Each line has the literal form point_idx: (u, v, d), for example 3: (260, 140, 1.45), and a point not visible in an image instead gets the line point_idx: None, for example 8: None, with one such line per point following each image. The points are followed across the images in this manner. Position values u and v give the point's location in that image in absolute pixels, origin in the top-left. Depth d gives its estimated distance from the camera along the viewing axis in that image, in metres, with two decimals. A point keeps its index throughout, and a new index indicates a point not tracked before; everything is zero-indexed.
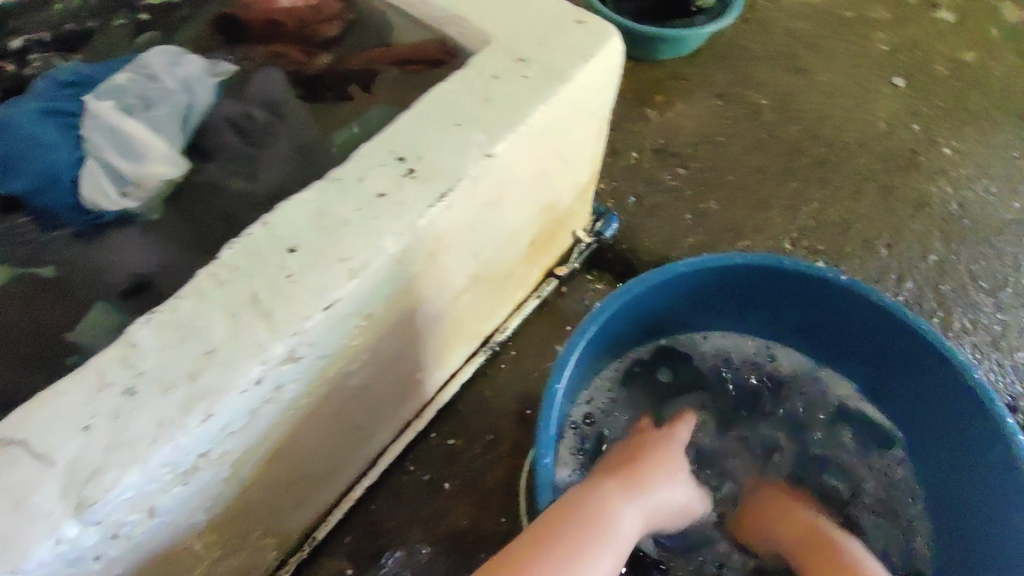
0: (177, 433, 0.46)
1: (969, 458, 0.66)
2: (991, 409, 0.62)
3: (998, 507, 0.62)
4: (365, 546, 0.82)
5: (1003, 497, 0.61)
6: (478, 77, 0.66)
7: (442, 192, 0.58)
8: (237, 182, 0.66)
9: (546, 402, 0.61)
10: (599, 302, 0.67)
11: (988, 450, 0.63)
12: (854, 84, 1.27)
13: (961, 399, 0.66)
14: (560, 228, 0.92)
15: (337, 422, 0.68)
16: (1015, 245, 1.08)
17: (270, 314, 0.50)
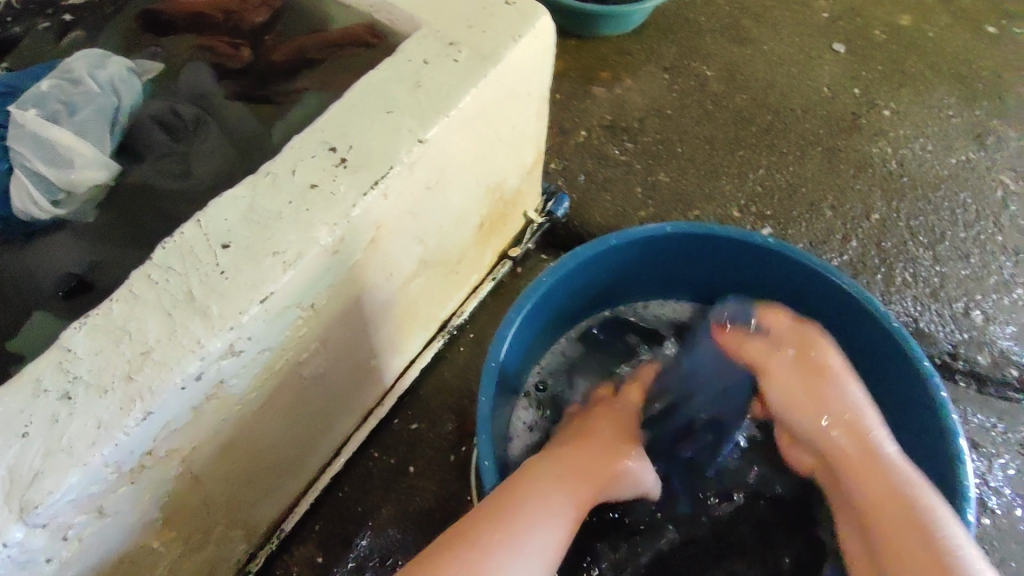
0: (117, 435, 0.47)
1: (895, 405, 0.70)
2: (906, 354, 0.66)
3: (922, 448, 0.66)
4: (334, 533, 0.83)
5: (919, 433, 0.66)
6: (408, 63, 0.66)
7: (375, 180, 0.59)
8: (171, 182, 0.66)
9: (485, 377, 0.64)
10: (534, 279, 0.69)
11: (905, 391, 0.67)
12: (796, 52, 1.29)
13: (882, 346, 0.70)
14: (510, 210, 0.93)
15: (293, 415, 0.69)
16: (953, 199, 1.12)
17: (206, 311, 0.51)
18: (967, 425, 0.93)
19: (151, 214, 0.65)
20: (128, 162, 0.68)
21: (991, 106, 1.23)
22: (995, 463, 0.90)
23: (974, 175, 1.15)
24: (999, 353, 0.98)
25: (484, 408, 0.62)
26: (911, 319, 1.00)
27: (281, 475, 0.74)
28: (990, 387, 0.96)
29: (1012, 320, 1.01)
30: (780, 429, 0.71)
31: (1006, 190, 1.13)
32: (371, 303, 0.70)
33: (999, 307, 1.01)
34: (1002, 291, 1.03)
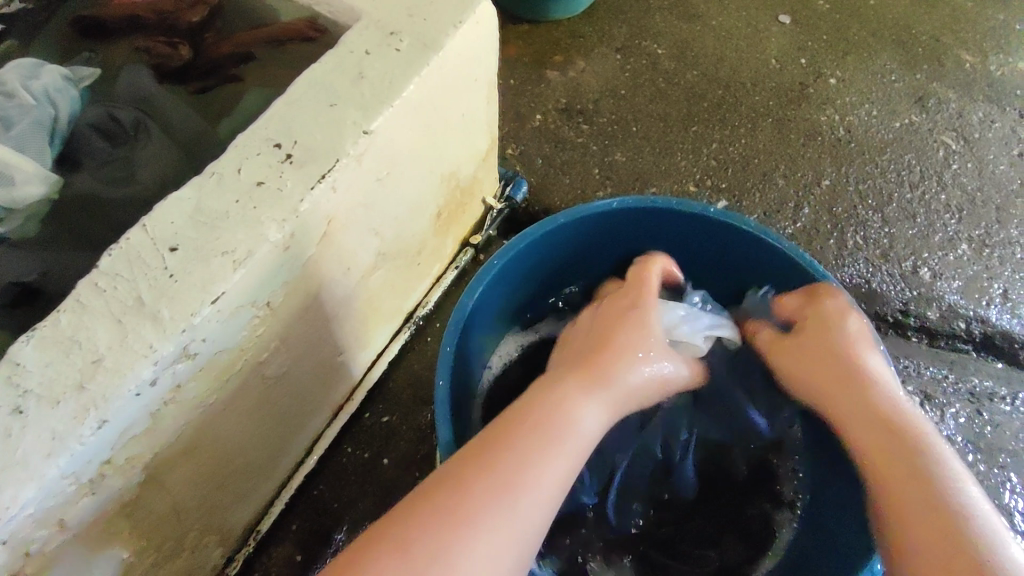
0: (73, 445, 0.47)
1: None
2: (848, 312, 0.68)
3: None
4: (312, 529, 0.84)
5: None
6: (350, 55, 0.65)
7: (321, 173, 0.59)
8: (115, 187, 0.65)
9: (440, 362, 0.65)
10: (485, 262, 0.70)
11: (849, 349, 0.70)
12: (743, 25, 1.31)
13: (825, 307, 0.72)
14: (468, 197, 0.94)
15: (259, 416, 0.69)
16: (899, 162, 1.15)
17: (157, 315, 0.51)
18: (919, 378, 0.97)
19: (96, 223, 0.63)
20: (71, 172, 0.67)
21: (931, 69, 1.26)
22: (947, 413, 0.94)
23: (917, 137, 1.18)
24: (946, 307, 1.02)
25: (441, 390, 0.63)
26: (863, 280, 1.04)
27: (253, 476, 0.74)
28: (940, 341, 1.00)
29: (958, 274, 1.05)
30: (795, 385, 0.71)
31: (948, 150, 1.17)
32: (330, 299, 0.70)
33: (945, 263, 1.05)
34: (947, 248, 1.07)
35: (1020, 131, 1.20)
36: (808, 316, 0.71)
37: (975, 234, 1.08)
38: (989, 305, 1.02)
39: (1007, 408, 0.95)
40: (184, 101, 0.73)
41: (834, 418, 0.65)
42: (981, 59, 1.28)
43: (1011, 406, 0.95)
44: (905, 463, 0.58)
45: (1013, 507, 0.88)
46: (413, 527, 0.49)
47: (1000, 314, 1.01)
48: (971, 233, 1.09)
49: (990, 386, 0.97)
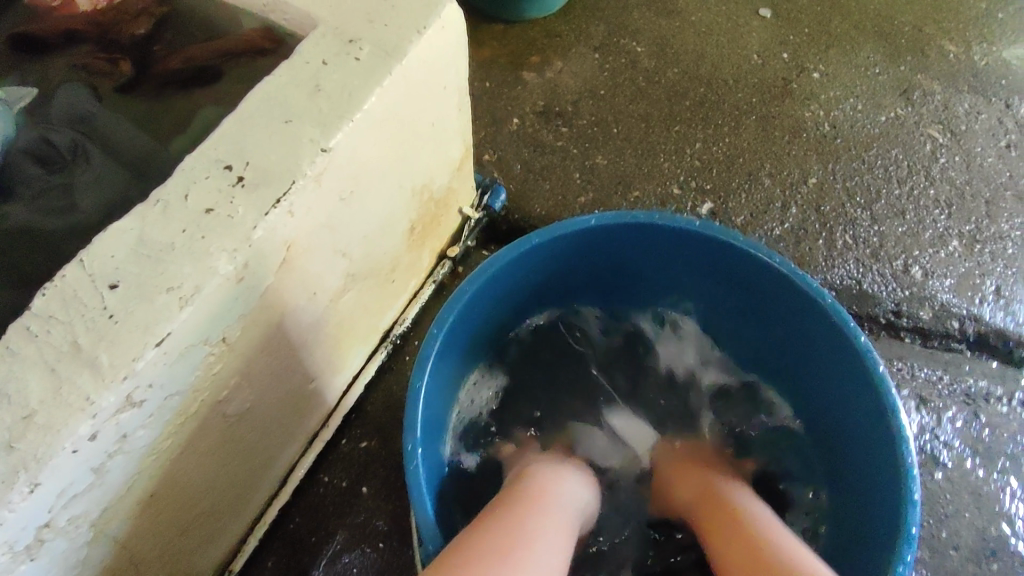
0: (2, 512, 0.42)
1: (836, 375, 0.69)
2: (845, 330, 0.65)
3: (866, 421, 0.66)
4: (289, 565, 0.80)
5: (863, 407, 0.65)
6: (306, 66, 0.61)
7: (277, 197, 0.54)
8: (50, 219, 0.58)
9: (410, 397, 0.61)
10: (458, 288, 0.66)
11: (847, 367, 0.66)
12: (723, 20, 1.28)
13: (819, 323, 0.69)
14: (443, 209, 0.89)
15: (223, 455, 0.64)
16: (885, 157, 1.13)
17: (94, 362, 0.46)
18: (914, 380, 0.94)
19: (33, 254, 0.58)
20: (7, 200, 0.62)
21: (915, 61, 1.24)
22: (943, 416, 0.92)
23: (904, 131, 1.16)
24: (939, 306, 0.99)
25: (412, 429, 0.60)
26: (854, 281, 1.01)
27: (221, 517, 0.70)
28: (933, 341, 0.97)
29: (949, 272, 1.02)
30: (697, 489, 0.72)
31: (935, 143, 1.14)
32: (295, 327, 0.66)
33: (937, 261, 1.03)
34: (938, 245, 1.04)
35: (1006, 122, 1.17)
36: (697, 454, 0.78)
37: (965, 229, 1.06)
38: (982, 303, 1.00)
39: (1004, 408, 0.93)
40: (131, 118, 0.68)
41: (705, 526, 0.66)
42: (965, 49, 1.25)
43: (1007, 407, 0.93)
44: (748, 560, 0.56)
45: (1014, 512, 0.85)
46: (462, 554, 0.51)
47: (994, 311, 0.99)
48: (961, 229, 1.06)
49: (986, 387, 0.94)
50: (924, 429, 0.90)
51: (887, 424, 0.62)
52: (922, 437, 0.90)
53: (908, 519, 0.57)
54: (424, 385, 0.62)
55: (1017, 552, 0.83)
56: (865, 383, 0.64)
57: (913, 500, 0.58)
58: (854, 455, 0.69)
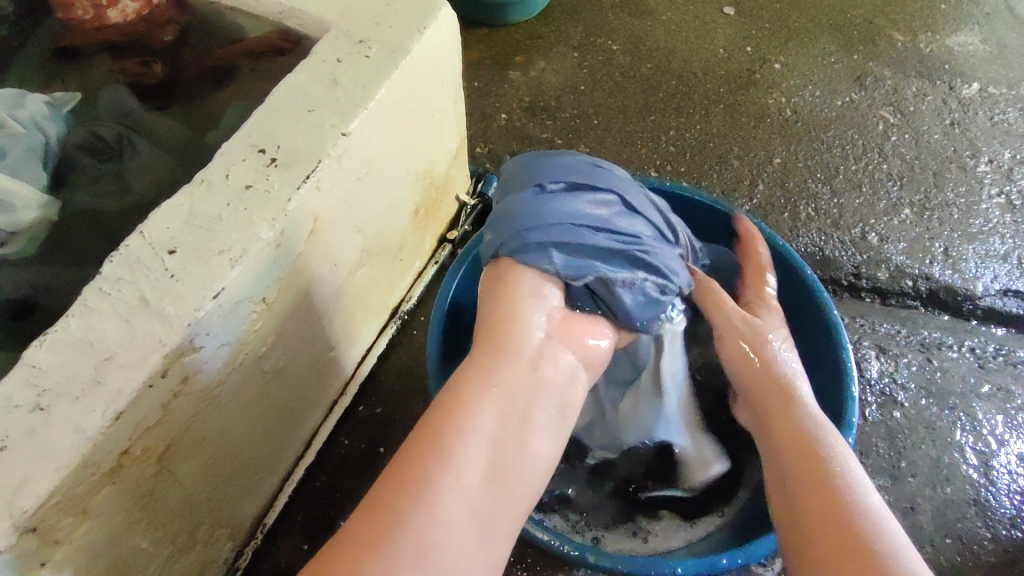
0: (93, 436, 0.50)
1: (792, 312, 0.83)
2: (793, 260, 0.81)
3: (818, 346, 0.79)
4: (316, 519, 0.87)
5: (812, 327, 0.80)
6: (323, 64, 0.70)
7: (306, 173, 0.63)
8: (109, 200, 0.69)
9: (432, 332, 0.73)
10: (469, 241, 0.79)
11: (798, 295, 0.82)
12: (691, 19, 1.38)
13: (771, 262, 0.85)
14: (443, 194, 0.98)
15: (261, 410, 0.72)
16: (842, 137, 1.24)
17: (162, 313, 0.54)
18: (874, 333, 1.05)
19: (97, 237, 0.67)
20: (66, 194, 0.71)
21: (867, 50, 1.35)
22: (900, 362, 1.02)
23: (858, 114, 1.27)
24: (895, 267, 1.10)
25: (433, 360, 0.71)
26: (817, 248, 1.11)
27: (256, 471, 0.77)
28: (891, 298, 1.08)
29: (902, 237, 1.13)
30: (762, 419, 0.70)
31: (887, 124, 1.25)
32: (320, 294, 0.74)
33: (891, 227, 1.13)
34: (891, 213, 1.15)
35: (951, 102, 1.29)
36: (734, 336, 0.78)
37: (916, 199, 1.17)
38: (933, 263, 1.10)
39: (955, 354, 1.04)
40: (166, 118, 0.77)
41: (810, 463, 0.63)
42: (912, 38, 1.37)
43: (957, 352, 1.04)
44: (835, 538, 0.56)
45: (965, 443, 0.97)
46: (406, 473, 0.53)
47: (943, 270, 1.10)
48: (912, 198, 1.17)
49: (939, 336, 1.05)
50: (883, 374, 1.01)
51: (833, 342, 0.76)
52: (882, 381, 1.01)
53: (850, 412, 0.70)
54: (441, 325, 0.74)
55: (968, 477, 0.94)
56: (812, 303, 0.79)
57: (853, 396, 0.72)
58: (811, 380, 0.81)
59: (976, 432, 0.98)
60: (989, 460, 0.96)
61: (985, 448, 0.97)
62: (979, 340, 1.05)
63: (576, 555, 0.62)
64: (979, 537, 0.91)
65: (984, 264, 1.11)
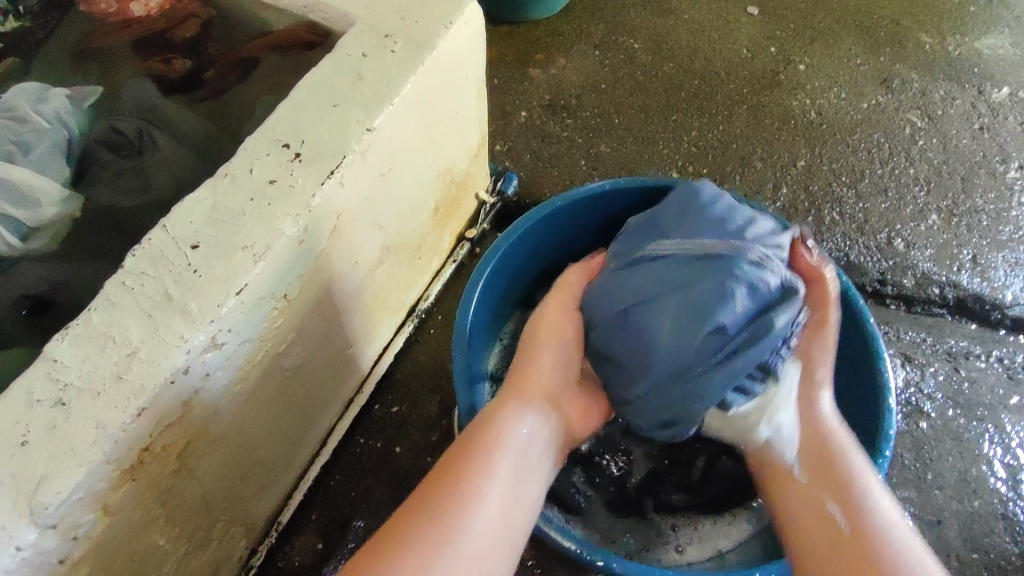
0: (115, 432, 0.49)
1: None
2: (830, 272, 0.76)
3: (850, 355, 0.77)
4: (331, 518, 0.87)
5: (849, 338, 0.77)
6: (348, 58, 0.69)
7: (332, 168, 0.62)
8: (130, 196, 0.69)
9: (457, 337, 0.71)
10: (491, 244, 0.76)
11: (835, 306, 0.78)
12: (714, 18, 1.36)
13: None
14: (462, 192, 0.96)
15: (279, 408, 0.72)
16: (868, 140, 1.21)
17: (185, 308, 0.54)
18: (900, 341, 1.03)
19: (119, 233, 0.67)
20: (87, 190, 0.71)
21: (893, 52, 1.33)
22: (927, 372, 1.00)
23: (884, 117, 1.24)
24: (921, 274, 1.07)
25: (460, 363, 0.69)
26: (841, 254, 1.09)
27: (272, 469, 0.77)
28: (916, 306, 1.06)
29: (930, 243, 1.10)
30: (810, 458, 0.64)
31: (914, 127, 1.23)
32: (341, 291, 0.73)
33: (917, 233, 1.11)
34: (918, 219, 1.13)
35: (980, 106, 1.26)
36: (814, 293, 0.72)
37: (943, 204, 1.14)
38: (961, 270, 1.08)
39: (982, 364, 1.01)
40: (189, 113, 0.76)
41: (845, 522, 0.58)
42: (940, 40, 1.34)
43: (985, 362, 1.02)
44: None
45: (993, 455, 0.95)
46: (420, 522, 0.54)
47: (972, 278, 1.07)
48: (940, 204, 1.15)
49: (966, 346, 1.03)
50: (909, 383, 0.99)
51: (869, 353, 0.74)
52: (907, 391, 0.99)
53: (887, 424, 0.69)
54: (468, 326, 0.72)
55: (996, 490, 0.92)
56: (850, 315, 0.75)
57: (890, 408, 0.69)
58: (848, 390, 0.78)
59: (1004, 444, 0.95)
60: (1018, 474, 0.93)
61: (1013, 461, 0.94)
62: (1008, 350, 1.03)
63: (602, 567, 0.60)
64: (1005, 551, 0.89)
65: (1013, 272, 1.08)
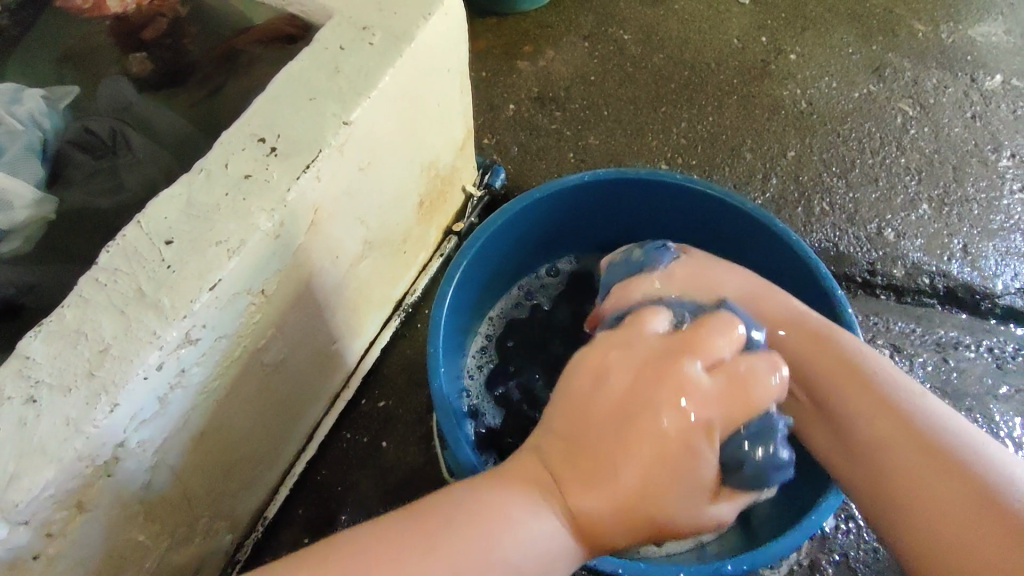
0: (86, 429, 0.50)
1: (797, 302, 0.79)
2: (810, 262, 0.74)
3: None
4: (317, 513, 0.87)
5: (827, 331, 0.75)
6: (326, 51, 0.68)
7: (307, 163, 0.61)
8: (105, 197, 0.69)
9: (433, 327, 0.70)
10: (469, 235, 0.75)
11: (816, 299, 0.75)
12: (705, 8, 1.35)
13: (787, 260, 0.77)
14: (448, 186, 0.96)
15: (261, 404, 0.72)
16: (859, 130, 1.20)
17: (157, 304, 0.53)
18: (888, 332, 1.03)
19: (93, 233, 0.67)
20: (61, 191, 0.71)
21: (886, 40, 1.31)
22: (915, 362, 1.00)
23: (876, 106, 1.23)
24: (910, 264, 1.07)
25: (435, 354, 0.67)
26: (831, 244, 1.09)
27: (255, 464, 0.77)
28: (907, 297, 1.05)
29: (920, 233, 1.10)
30: (844, 385, 0.61)
31: (906, 116, 1.22)
32: (321, 286, 0.72)
33: (908, 223, 1.11)
34: (909, 209, 1.12)
35: (972, 95, 1.25)
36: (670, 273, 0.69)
37: (934, 193, 1.14)
38: (951, 260, 1.07)
39: (972, 354, 1.01)
40: (166, 112, 0.76)
41: (885, 455, 0.57)
42: (933, 28, 1.33)
43: (975, 352, 1.01)
44: (938, 516, 0.52)
45: None
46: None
47: (962, 267, 1.07)
48: (931, 193, 1.14)
49: (956, 336, 1.03)
50: None
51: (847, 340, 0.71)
52: None
53: None
54: (443, 319, 0.71)
55: None
56: (829, 307, 0.73)
57: None
58: None
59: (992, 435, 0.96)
60: None
61: None
62: (999, 340, 1.03)
63: None
64: None
65: (1004, 261, 1.08)
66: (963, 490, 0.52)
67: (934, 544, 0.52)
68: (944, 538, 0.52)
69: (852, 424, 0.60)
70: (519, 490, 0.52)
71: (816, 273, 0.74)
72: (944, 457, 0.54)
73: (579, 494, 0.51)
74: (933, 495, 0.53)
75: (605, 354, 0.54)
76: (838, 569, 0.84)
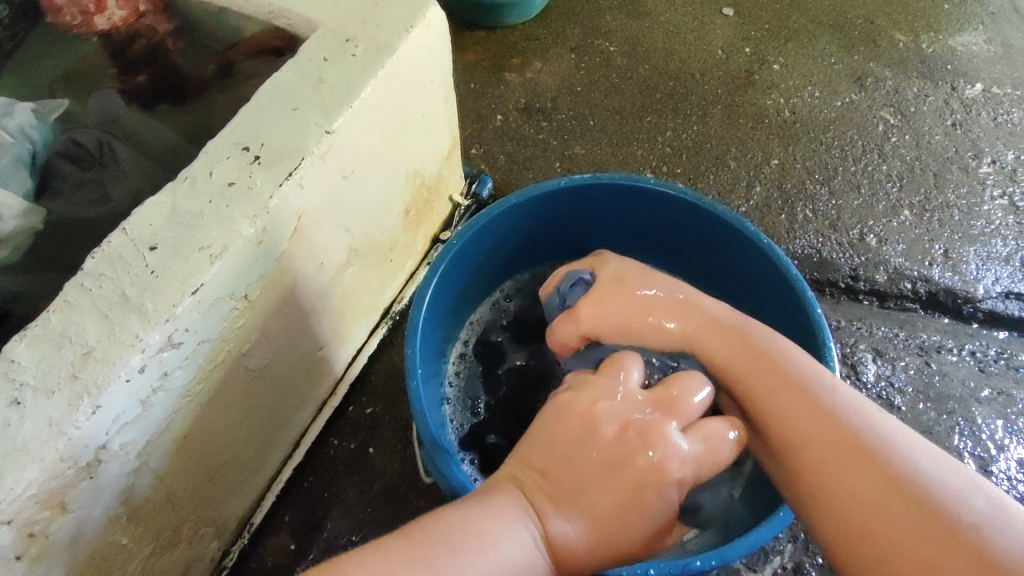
0: (68, 429, 0.51)
1: (771, 305, 0.80)
2: (780, 264, 0.75)
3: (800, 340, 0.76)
4: (304, 519, 0.87)
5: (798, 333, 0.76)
6: (309, 63, 0.70)
7: (289, 171, 0.63)
8: (93, 207, 0.71)
9: (411, 331, 0.71)
10: (448, 240, 0.77)
11: (787, 301, 0.76)
12: (689, 20, 1.38)
13: (758, 263, 0.78)
14: (434, 195, 0.97)
15: (245, 410, 0.73)
16: (842, 138, 1.22)
17: (140, 308, 0.55)
18: (871, 337, 1.04)
19: (79, 243, 0.69)
20: (49, 202, 0.72)
21: (867, 51, 1.34)
22: (898, 366, 1.01)
23: (858, 114, 1.25)
24: (893, 270, 1.08)
25: (412, 357, 0.68)
26: (815, 250, 1.10)
27: (240, 470, 0.77)
28: (889, 302, 1.06)
29: (902, 238, 1.11)
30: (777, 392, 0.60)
31: (887, 125, 1.24)
32: (306, 293, 0.73)
33: (890, 229, 1.12)
34: (891, 215, 1.14)
35: (953, 103, 1.27)
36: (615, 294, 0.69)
37: (915, 200, 1.15)
38: (932, 265, 1.09)
39: (954, 357, 1.02)
40: (155, 124, 0.78)
41: (823, 463, 0.55)
42: (914, 38, 1.36)
43: (957, 355, 1.03)
44: (876, 523, 0.52)
45: (963, 447, 0.96)
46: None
47: (943, 272, 1.08)
48: (912, 200, 1.15)
49: (938, 339, 1.04)
50: (880, 377, 1.00)
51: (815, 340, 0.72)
52: (878, 385, 1.00)
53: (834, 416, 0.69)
54: (422, 320, 0.72)
55: None
56: (799, 308, 0.74)
57: None
58: None
59: (974, 438, 0.97)
60: (988, 465, 0.95)
61: (984, 453, 0.95)
62: (981, 343, 1.04)
63: None
64: None
65: (985, 266, 1.09)
66: (899, 496, 0.51)
67: (877, 549, 0.51)
68: (917, 552, 0.49)
69: (792, 435, 0.58)
70: (501, 512, 0.52)
71: (786, 274, 0.74)
72: (878, 461, 0.53)
73: (560, 524, 0.53)
74: (897, 504, 0.51)
75: (593, 400, 0.56)
76: (821, 571, 0.84)
